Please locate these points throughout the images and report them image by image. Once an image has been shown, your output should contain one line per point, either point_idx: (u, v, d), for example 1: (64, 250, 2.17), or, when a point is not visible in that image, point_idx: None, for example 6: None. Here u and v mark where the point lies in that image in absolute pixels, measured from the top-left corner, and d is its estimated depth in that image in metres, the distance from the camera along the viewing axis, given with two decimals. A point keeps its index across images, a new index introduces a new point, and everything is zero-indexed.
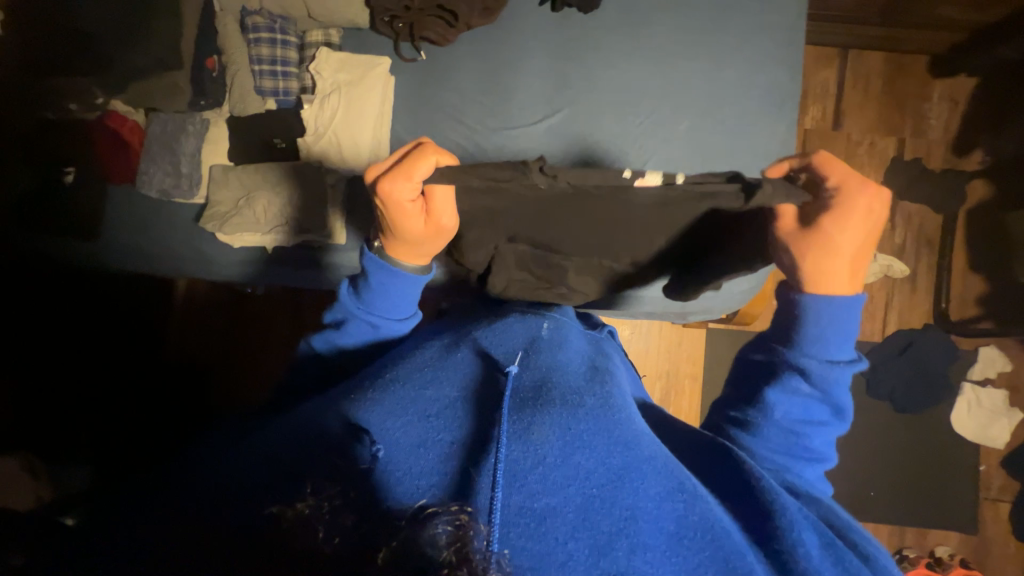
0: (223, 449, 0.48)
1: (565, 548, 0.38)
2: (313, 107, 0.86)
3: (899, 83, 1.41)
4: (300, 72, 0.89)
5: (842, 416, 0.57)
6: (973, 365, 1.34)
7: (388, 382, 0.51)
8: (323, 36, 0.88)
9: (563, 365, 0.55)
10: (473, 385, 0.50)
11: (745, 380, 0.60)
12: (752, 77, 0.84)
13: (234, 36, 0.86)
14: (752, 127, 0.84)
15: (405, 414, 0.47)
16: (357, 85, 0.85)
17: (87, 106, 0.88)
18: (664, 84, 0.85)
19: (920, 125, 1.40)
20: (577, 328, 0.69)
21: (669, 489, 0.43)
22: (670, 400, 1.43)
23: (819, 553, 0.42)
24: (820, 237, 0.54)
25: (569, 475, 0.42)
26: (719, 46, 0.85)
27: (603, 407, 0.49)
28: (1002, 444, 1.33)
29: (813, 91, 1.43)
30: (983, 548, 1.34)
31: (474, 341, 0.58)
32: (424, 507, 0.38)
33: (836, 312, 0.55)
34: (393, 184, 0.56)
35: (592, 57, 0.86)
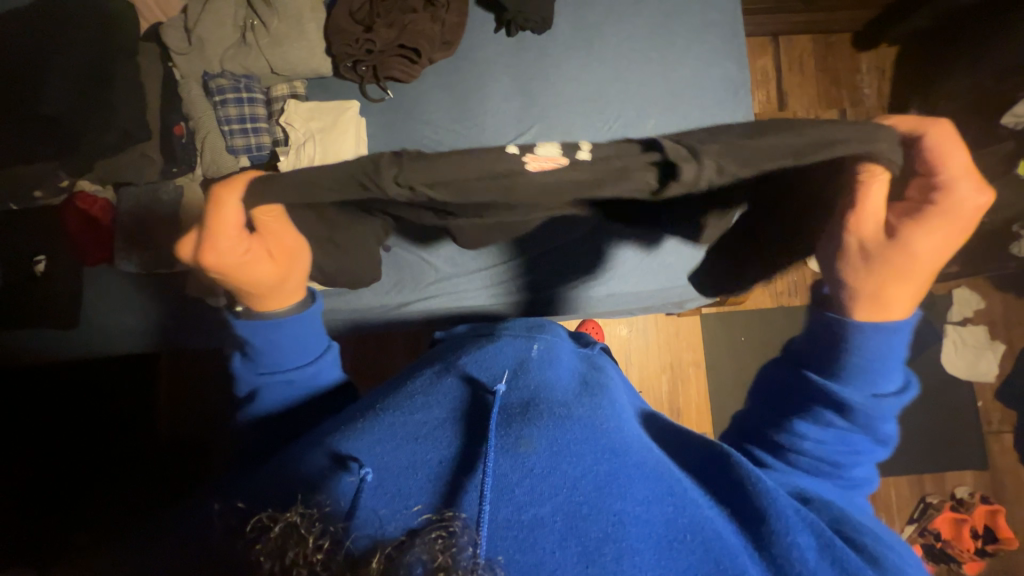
0: (207, 503, 0.47)
1: (553, 557, 0.39)
2: (289, 158, 0.85)
3: (830, 60, 1.53)
4: (270, 126, 0.90)
5: (884, 443, 0.53)
6: (951, 307, 1.40)
7: (376, 412, 0.51)
8: (289, 88, 0.90)
9: (551, 382, 0.56)
10: (462, 405, 0.52)
11: (771, 399, 0.56)
12: (705, 71, 0.89)
13: (199, 100, 0.87)
14: (713, 116, 0.88)
15: (394, 436, 0.48)
16: (330, 131, 0.85)
17: (51, 190, 0.85)
18: (624, 88, 0.89)
19: (856, 96, 1.51)
20: (567, 345, 0.68)
21: (656, 494, 0.45)
22: (679, 389, 1.45)
23: (815, 554, 0.42)
24: (905, 242, 0.49)
25: (555, 485, 0.44)
26: (670, 47, 0.90)
27: (591, 418, 0.50)
28: (992, 376, 1.39)
29: (755, 78, 1.53)
30: (998, 481, 1.38)
31: (462, 366, 0.57)
32: (421, 519, 0.38)
33: (885, 339, 0.51)
34: (216, 247, 0.50)
35: (553, 73, 0.90)
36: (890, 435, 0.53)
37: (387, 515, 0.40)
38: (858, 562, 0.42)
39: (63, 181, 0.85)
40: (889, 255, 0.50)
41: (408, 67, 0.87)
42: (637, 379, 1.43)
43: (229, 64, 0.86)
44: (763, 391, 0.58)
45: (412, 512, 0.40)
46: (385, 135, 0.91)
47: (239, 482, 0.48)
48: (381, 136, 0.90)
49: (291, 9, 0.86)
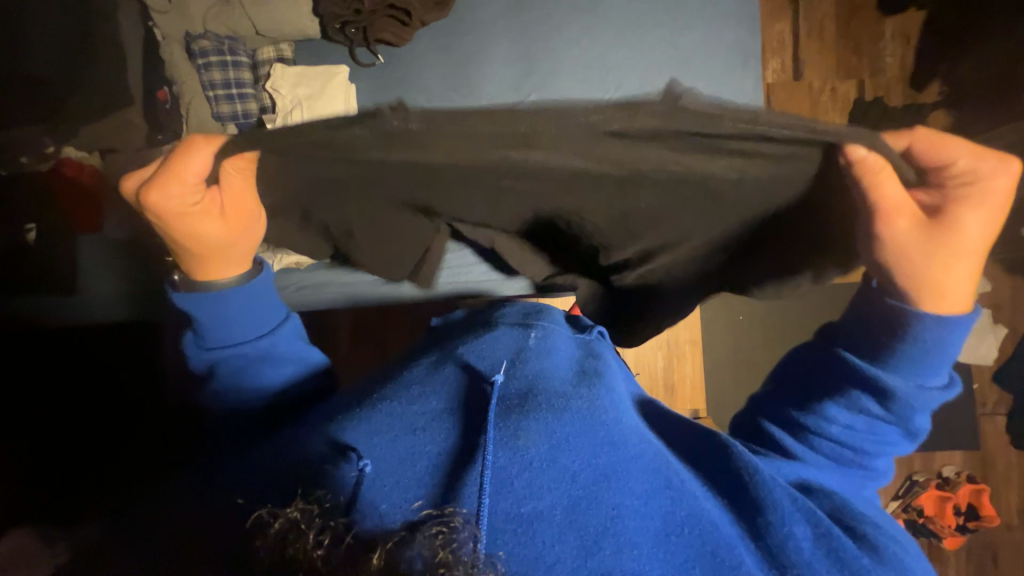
0: (222, 478, 0.50)
1: (553, 551, 0.41)
2: (277, 127, 0.82)
3: (852, 26, 1.44)
4: (256, 92, 0.87)
5: (911, 436, 0.56)
6: None
7: (375, 401, 0.52)
8: (275, 51, 0.86)
9: (550, 371, 0.56)
10: (460, 395, 0.52)
11: (802, 381, 0.59)
12: (715, 37, 0.84)
13: (182, 64, 0.83)
14: (720, 88, 0.84)
15: (392, 427, 0.49)
16: (319, 98, 0.82)
17: (38, 157, 0.86)
18: (628, 54, 0.84)
19: (877, 65, 1.44)
20: (564, 333, 0.67)
21: (653, 487, 0.47)
22: (675, 366, 1.45)
23: (810, 545, 0.45)
24: (944, 232, 0.47)
25: (555, 479, 0.45)
26: (679, 11, 0.84)
27: (590, 410, 0.51)
28: (991, 360, 1.39)
29: (771, 45, 1.46)
30: (987, 461, 1.40)
31: (460, 356, 0.57)
32: (422, 513, 0.40)
33: (947, 333, 0.50)
34: (158, 196, 0.50)
35: (554, 38, 0.85)
36: (921, 427, 0.55)
37: (387, 510, 0.41)
38: (851, 549, 0.46)
39: (48, 148, 0.86)
40: (930, 253, 0.47)
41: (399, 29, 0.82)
42: (634, 355, 1.43)
43: (212, 25, 0.82)
44: (789, 372, 0.61)
45: (413, 505, 0.42)
46: (375, 102, 0.87)
47: (250, 460, 0.50)
48: (372, 105, 0.87)
49: None
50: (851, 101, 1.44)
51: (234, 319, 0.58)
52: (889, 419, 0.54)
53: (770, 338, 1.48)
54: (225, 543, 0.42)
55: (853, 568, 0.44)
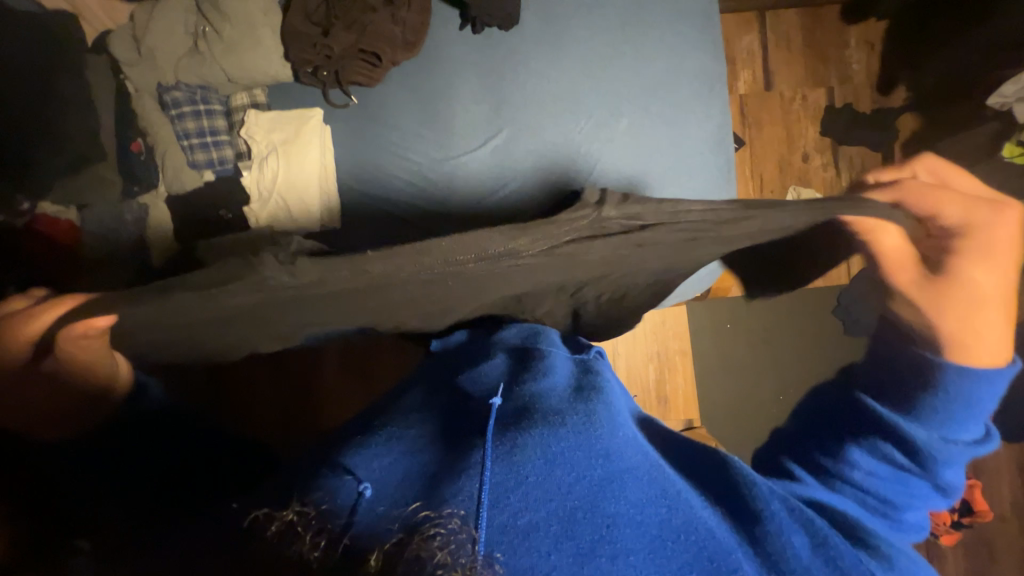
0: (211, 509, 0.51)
1: (549, 560, 0.39)
2: (253, 173, 0.84)
3: (818, 35, 1.48)
4: (232, 139, 0.87)
5: (946, 495, 0.54)
6: None
7: (371, 435, 0.53)
8: (248, 97, 0.87)
9: (546, 390, 0.59)
10: (460, 417, 0.55)
11: (826, 424, 0.58)
12: (679, 64, 0.86)
13: (154, 115, 0.83)
14: (688, 113, 0.86)
15: (396, 447, 0.50)
16: (294, 142, 0.83)
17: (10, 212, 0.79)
18: (597, 84, 0.86)
19: (844, 72, 1.47)
20: (562, 356, 0.69)
21: (649, 496, 0.46)
22: (666, 378, 1.45)
23: (808, 553, 0.45)
24: (952, 288, 0.62)
25: (549, 490, 0.44)
26: (643, 40, 0.86)
27: (585, 423, 0.52)
28: None
29: (740, 57, 1.49)
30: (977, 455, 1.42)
31: (456, 388, 0.62)
32: (416, 513, 0.40)
33: (961, 385, 0.54)
34: None
35: (522, 72, 0.86)
36: (954, 486, 0.54)
37: (382, 517, 0.41)
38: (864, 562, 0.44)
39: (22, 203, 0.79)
40: (943, 307, 0.61)
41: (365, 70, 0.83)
42: (625, 369, 1.44)
43: (183, 75, 0.83)
44: (813, 413, 0.60)
45: (409, 508, 0.41)
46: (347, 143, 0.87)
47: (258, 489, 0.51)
48: (348, 144, 0.87)
49: (241, 13, 0.81)
50: (822, 109, 1.47)
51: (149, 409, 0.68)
52: (917, 472, 0.53)
53: (757, 343, 1.48)
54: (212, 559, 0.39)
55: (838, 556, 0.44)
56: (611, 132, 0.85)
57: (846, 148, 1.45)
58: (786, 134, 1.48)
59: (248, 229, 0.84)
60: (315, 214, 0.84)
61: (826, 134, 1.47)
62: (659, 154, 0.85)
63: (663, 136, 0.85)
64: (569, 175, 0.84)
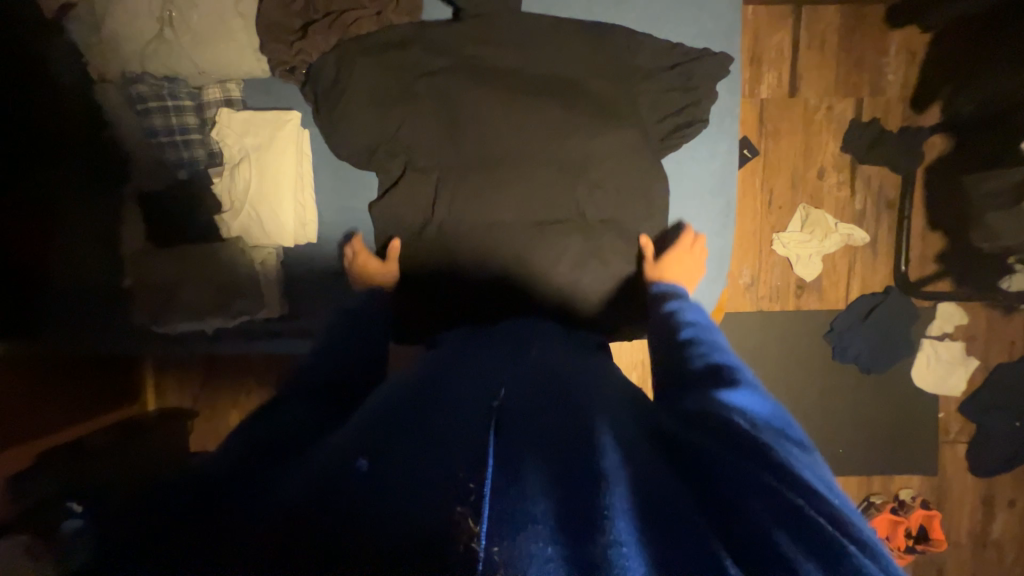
0: (279, 471, 0.52)
1: (544, 552, 0.41)
2: (224, 180, 0.81)
3: (857, 37, 1.35)
4: (204, 137, 0.81)
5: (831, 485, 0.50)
6: (932, 321, 1.40)
7: (356, 416, 0.59)
8: (222, 92, 0.81)
9: (546, 390, 0.61)
10: (460, 407, 0.57)
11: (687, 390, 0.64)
12: (665, 104, 0.88)
13: (123, 108, 0.79)
14: (692, 153, 0.93)
15: (391, 425, 0.55)
16: (266, 148, 0.80)
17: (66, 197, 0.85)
18: (587, 116, 0.85)
19: (878, 83, 1.36)
20: (567, 349, 0.75)
21: (638, 486, 0.46)
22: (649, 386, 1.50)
23: (768, 516, 0.43)
24: None
25: (541, 488, 0.46)
26: (629, 75, 0.87)
27: (579, 424, 0.54)
28: (959, 391, 1.42)
29: (767, 56, 1.37)
30: (943, 486, 1.46)
31: (445, 377, 0.66)
32: (423, 503, 0.44)
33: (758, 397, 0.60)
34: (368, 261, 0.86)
35: (514, 88, 0.84)
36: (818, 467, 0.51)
37: (388, 509, 0.44)
38: (812, 510, 0.43)
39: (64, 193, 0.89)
40: None
41: (362, 84, 0.79)
42: None
43: (149, 68, 0.77)
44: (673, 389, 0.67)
45: (415, 502, 0.44)
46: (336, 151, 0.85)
47: (246, 468, 0.52)
48: (326, 153, 0.84)
49: (211, 2, 0.75)
50: (847, 122, 1.38)
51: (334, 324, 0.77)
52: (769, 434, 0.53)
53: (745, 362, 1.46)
54: (253, 523, 0.45)
55: (812, 528, 0.41)
56: (608, 168, 0.87)
57: (865, 167, 1.39)
58: (805, 145, 1.39)
59: (221, 237, 0.83)
60: (290, 229, 0.83)
61: (848, 151, 1.38)
62: (653, 191, 0.89)
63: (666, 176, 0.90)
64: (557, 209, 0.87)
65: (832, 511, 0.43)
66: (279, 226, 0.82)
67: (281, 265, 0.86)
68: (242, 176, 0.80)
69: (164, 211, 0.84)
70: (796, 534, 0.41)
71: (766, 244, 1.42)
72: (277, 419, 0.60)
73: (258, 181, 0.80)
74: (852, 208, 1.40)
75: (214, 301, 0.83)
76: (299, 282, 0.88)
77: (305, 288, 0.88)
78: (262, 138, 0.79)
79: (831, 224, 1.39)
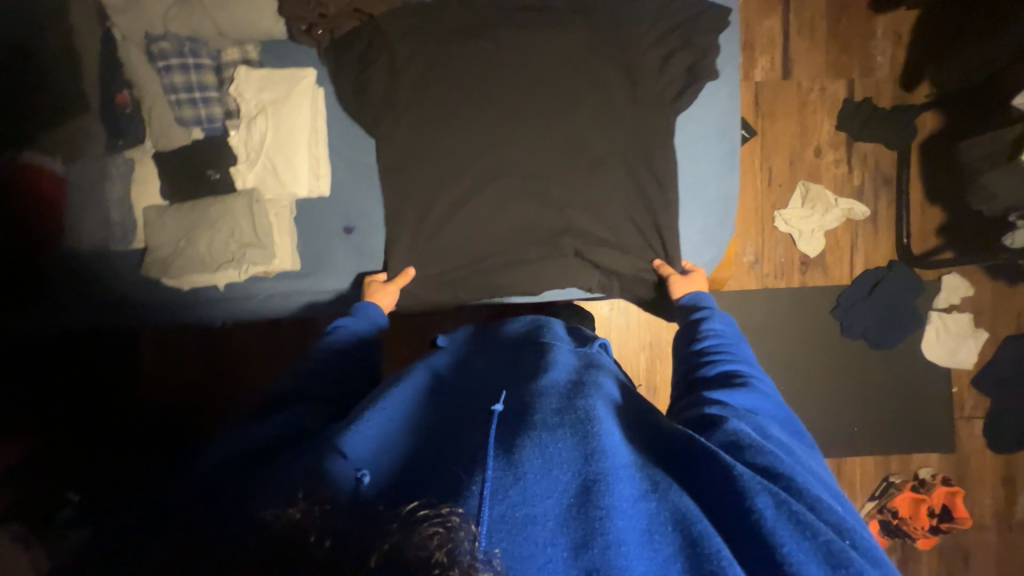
0: (274, 467, 0.55)
1: (545, 552, 0.42)
2: (240, 134, 0.85)
3: (843, 23, 1.41)
4: (221, 95, 0.86)
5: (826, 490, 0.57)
6: (938, 294, 1.40)
7: (358, 415, 0.61)
8: (240, 53, 0.87)
9: (547, 385, 0.63)
10: (470, 418, 0.59)
11: (688, 399, 0.71)
12: (666, 64, 0.91)
13: (142, 66, 0.84)
14: (693, 114, 0.95)
15: (399, 442, 0.58)
16: (283, 103, 0.85)
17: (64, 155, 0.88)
18: (587, 83, 0.91)
19: (867, 65, 1.41)
20: (566, 348, 0.78)
21: (640, 492, 0.50)
22: (657, 367, 1.49)
23: (773, 512, 0.48)
24: None
25: (548, 488, 0.47)
26: (630, 39, 0.91)
27: (583, 424, 0.55)
28: (971, 364, 1.40)
29: (759, 42, 1.43)
30: (962, 464, 1.42)
31: (454, 389, 0.71)
32: (416, 513, 0.44)
33: (763, 406, 0.67)
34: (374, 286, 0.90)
35: (518, 56, 0.91)
36: (812, 472, 0.58)
37: (383, 512, 0.45)
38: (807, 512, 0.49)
39: (53, 155, 0.88)
40: None
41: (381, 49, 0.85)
42: (616, 356, 1.48)
43: (172, 27, 0.83)
44: (682, 397, 0.73)
45: (408, 507, 0.45)
46: (358, 107, 0.90)
47: (243, 475, 0.55)
48: (339, 108, 0.90)
49: None
50: (841, 102, 1.42)
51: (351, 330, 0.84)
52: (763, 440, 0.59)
53: (753, 342, 1.44)
54: (237, 532, 0.45)
55: (813, 529, 0.47)
56: (607, 128, 0.91)
57: (861, 144, 1.42)
58: (801, 126, 1.43)
59: (234, 190, 0.87)
60: (304, 180, 0.87)
61: (843, 129, 1.42)
62: (659, 148, 0.91)
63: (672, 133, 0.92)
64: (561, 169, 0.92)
65: (824, 513, 0.50)
66: (293, 180, 0.87)
67: (293, 219, 0.90)
68: (261, 129, 0.85)
69: (180, 162, 0.87)
70: (800, 532, 0.47)
71: (767, 222, 1.44)
72: (273, 425, 0.64)
73: (278, 140, 0.85)
74: (851, 185, 1.43)
75: (225, 252, 0.87)
76: (308, 233, 0.91)
77: (312, 242, 0.91)
78: (281, 96, 0.86)
79: (831, 200, 1.41)
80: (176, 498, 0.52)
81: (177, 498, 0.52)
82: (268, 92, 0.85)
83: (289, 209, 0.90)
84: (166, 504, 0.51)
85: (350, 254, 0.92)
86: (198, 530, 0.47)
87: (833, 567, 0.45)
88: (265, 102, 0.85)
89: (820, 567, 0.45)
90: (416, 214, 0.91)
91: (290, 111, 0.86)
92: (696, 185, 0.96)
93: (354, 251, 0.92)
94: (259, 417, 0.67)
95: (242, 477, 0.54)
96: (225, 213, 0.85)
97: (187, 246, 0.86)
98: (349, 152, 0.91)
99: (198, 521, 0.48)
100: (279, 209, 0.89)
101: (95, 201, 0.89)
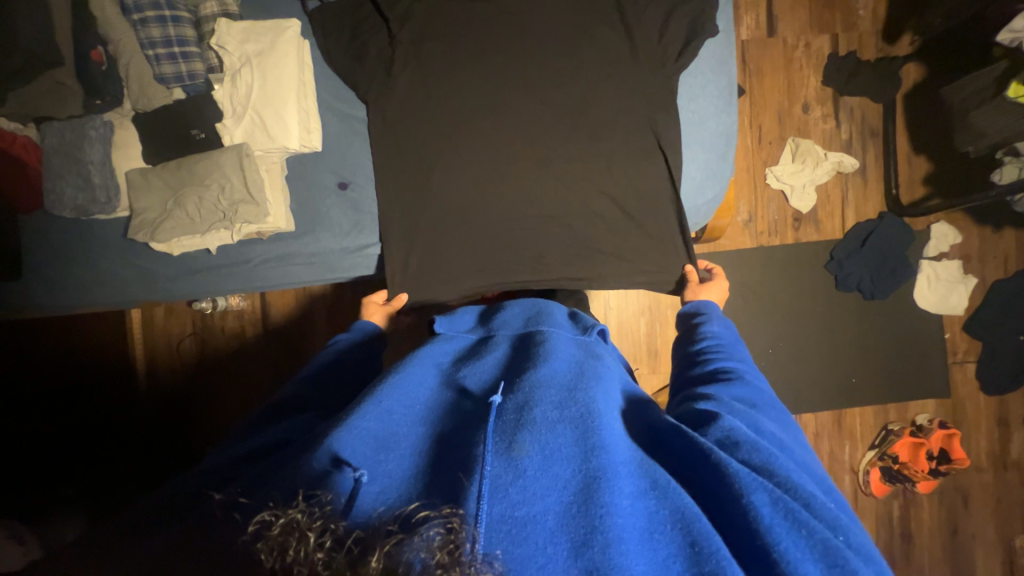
0: (270, 465, 0.52)
1: (545, 551, 0.41)
2: (224, 87, 0.87)
3: None
4: (202, 50, 0.87)
5: (823, 487, 0.55)
6: (928, 243, 1.43)
7: (354, 406, 0.58)
8: (219, 6, 0.87)
9: (546, 376, 0.62)
10: (469, 415, 0.58)
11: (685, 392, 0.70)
12: (659, 9, 0.90)
13: (116, 21, 0.83)
14: None
15: (401, 437, 0.55)
16: (268, 54, 0.85)
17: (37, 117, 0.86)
18: (579, 33, 0.90)
19: (850, 19, 1.42)
20: (564, 334, 0.77)
21: (640, 489, 0.49)
22: (657, 331, 1.49)
23: (770, 509, 0.46)
24: None
25: (547, 485, 0.46)
26: None
27: (583, 419, 0.54)
28: (962, 310, 1.43)
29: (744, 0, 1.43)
30: (957, 408, 1.46)
31: (455, 376, 0.68)
32: (414, 515, 0.41)
33: (762, 400, 0.65)
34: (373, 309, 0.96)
35: (511, 8, 0.90)
36: (812, 473, 0.55)
37: (378, 515, 0.42)
38: (804, 510, 0.47)
39: (27, 122, 0.86)
40: None
41: None
42: (616, 322, 1.48)
43: None
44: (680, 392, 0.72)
45: (408, 509, 0.42)
46: (351, 66, 0.90)
47: (238, 476, 0.53)
48: (324, 63, 0.91)
49: None
50: (826, 57, 1.43)
51: (352, 336, 0.86)
52: (762, 435, 0.57)
53: (751, 299, 1.45)
54: (232, 536, 0.42)
55: (809, 527, 0.45)
56: (601, 75, 0.90)
57: (848, 98, 1.43)
58: (787, 82, 1.44)
59: (223, 145, 0.87)
60: (294, 132, 0.86)
61: (830, 84, 1.43)
62: (656, 94, 0.90)
63: (669, 77, 0.90)
64: (557, 120, 0.91)
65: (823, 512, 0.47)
66: (281, 131, 0.85)
67: (284, 175, 0.91)
68: (247, 83, 0.85)
69: (164, 118, 0.87)
70: (798, 529, 0.45)
71: (759, 179, 1.44)
72: (276, 429, 0.63)
73: (264, 93, 0.85)
74: (840, 138, 1.44)
75: (214, 217, 0.86)
76: (300, 189, 0.93)
77: (303, 201, 0.93)
78: (266, 49, 0.85)
79: (820, 154, 1.42)
80: (189, 495, 0.52)
81: (191, 494, 0.52)
82: (252, 43, 0.85)
83: (279, 167, 0.90)
84: (181, 502, 0.51)
85: (345, 209, 0.93)
86: (196, 530, 0.45)
87: (829, 566, 0.43)
88: (251, 54, 0.85)
89: (816, 565, 0.43)
90: (412, 169, 0.91)
91: (274, 60, 0.85)
92: (692, 131, 0.96)
93: (349, 206, 0.93)
94: (264, 416, 0.66)
95: (246, 473, 0.53)
96: (212, 172, 0.85)
97: (177, 208, 0.86)
98: (339, 106, 0.92)
99: (197, 520, 0.46)
100: (266, 165, 0.89)
101: (72, 165, 0.86)
